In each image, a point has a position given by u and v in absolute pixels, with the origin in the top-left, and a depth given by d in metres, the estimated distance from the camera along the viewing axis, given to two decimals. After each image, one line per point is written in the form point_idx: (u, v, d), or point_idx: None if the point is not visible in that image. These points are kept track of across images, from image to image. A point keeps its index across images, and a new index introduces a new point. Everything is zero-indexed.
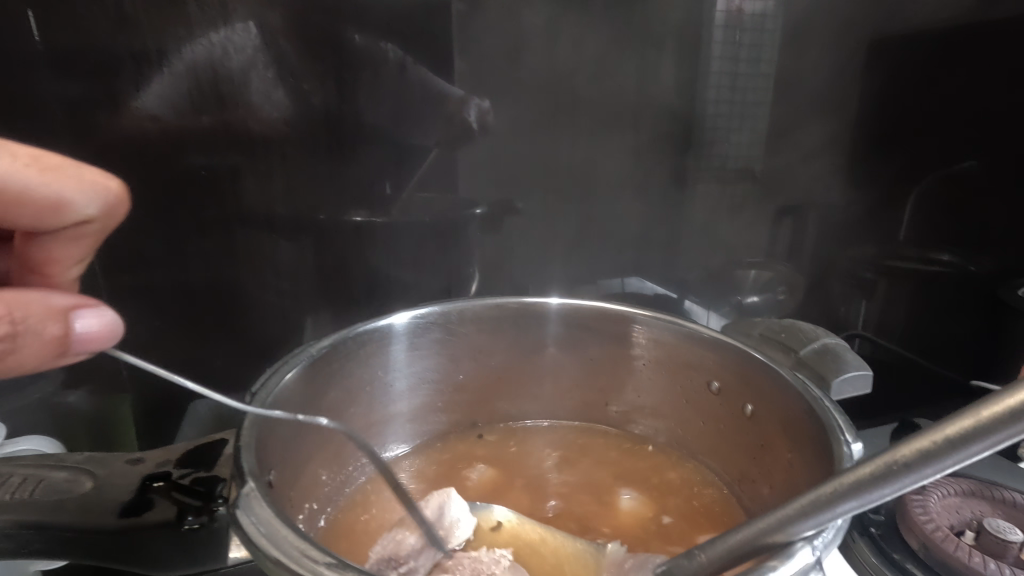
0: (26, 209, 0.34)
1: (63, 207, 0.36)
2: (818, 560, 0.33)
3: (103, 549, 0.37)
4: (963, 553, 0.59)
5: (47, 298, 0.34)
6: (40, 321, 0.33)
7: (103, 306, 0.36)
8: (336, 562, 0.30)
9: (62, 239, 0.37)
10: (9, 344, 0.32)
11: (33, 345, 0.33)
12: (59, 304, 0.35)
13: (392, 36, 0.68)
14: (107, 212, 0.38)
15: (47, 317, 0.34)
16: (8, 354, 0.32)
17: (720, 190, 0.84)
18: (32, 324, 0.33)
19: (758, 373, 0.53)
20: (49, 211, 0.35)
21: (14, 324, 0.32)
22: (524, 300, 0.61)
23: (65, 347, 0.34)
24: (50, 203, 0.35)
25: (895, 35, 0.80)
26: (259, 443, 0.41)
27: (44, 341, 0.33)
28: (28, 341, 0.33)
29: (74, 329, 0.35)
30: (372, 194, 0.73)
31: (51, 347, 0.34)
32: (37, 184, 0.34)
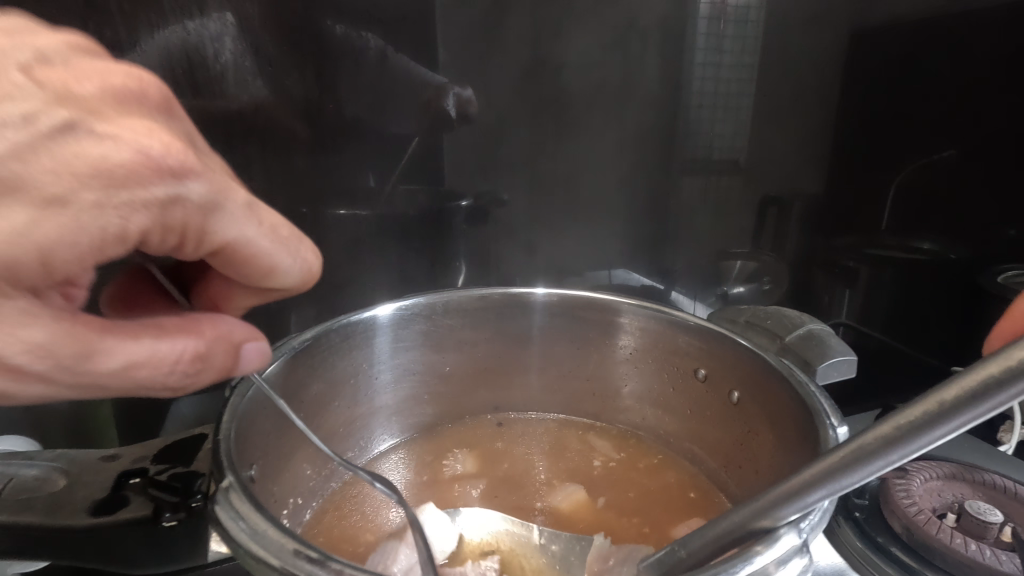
0: (245, 268, 0.33)
1: (274, 276, 0.34)
2: (806, 542, 0.33)
3: (72, 549, 0.36)
4: (945, 534, 0.60)
5: (224, 323, 0.35)
6: (219, 355, 0.34)
7: (266, 341, 0.37)
8: (319, 557, 0.30)
9: (254, 291, 0.36)
10: (193, 375, 0.33)
11: (205, 375, 0.34)
12: (235, 337, 0.35)
13: (373, 27, 0.67)
14: (302, 284, 0.35)
15: (223, 354, 0.34)
16: (190, 383, 0.33)
17: (705, 181, 0.84)
18: (213, 357, 0.33)
19: (744, 360, 0.53)
20: (261, 275, 0.33)
21: (202, 357, 0.33)
22: (509, 291, 0.60)
23: (227, 374, 0.35)
24: (262, 268, 0.33)
25: (877, 25, 0.81)
26: (238, 437, 0.40)
27: (213, 370, 0.34)
28: (208, 372, 0.34)
29: (237, 360, 0.35)
30: (354, 187, 0.72)
31: (217, 375, 0.34)
32: (267, 251, 0.32)
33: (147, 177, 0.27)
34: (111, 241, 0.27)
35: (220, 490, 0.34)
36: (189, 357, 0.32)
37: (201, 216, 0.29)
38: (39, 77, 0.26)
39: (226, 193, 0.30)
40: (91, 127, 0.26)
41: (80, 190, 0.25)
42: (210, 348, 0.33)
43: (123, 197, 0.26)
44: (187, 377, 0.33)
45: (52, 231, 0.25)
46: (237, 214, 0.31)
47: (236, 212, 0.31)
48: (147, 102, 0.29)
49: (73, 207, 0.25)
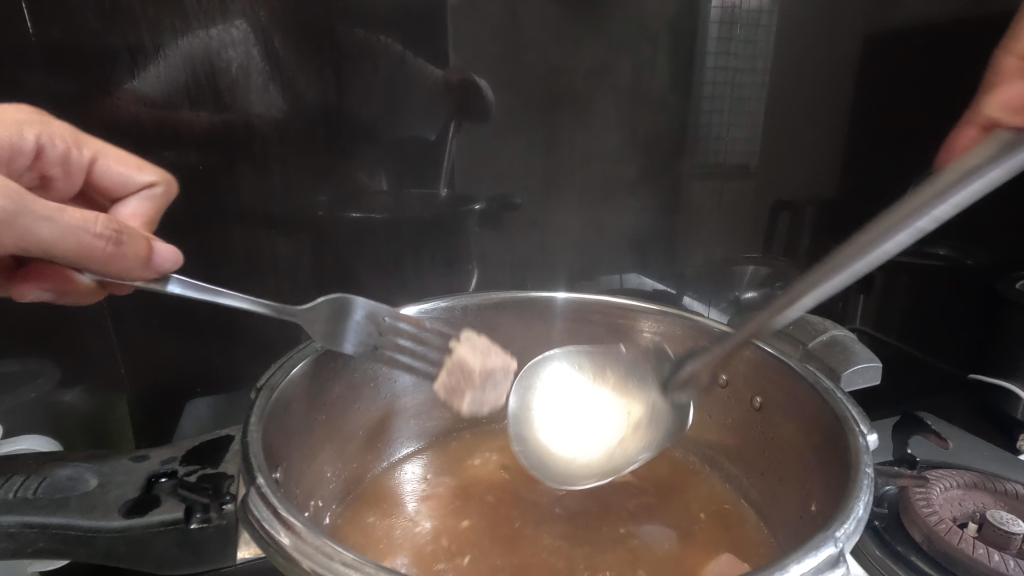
0: (117, 172, 0.53)
1: (142, 174, 0.55)
2: (842, 552, 0.32)
3: (103, 548, 0.36)
4: (967, 545, 0.59)
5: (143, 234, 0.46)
6: (133, 235, 0.44)
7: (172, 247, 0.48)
8: (352, 557, 0.29)
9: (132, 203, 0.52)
10: (117, 239, 0.43)
11: (125, 248, 0.43)
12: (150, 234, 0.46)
13: (390, 30, 0.67)
14: (167, 188, 0.56)
15: (137, 236, 0.45)
16: (118, 245, 0.43)
17: (719, 185, 0.84)
18: (128, 233, 0.44)
19: (766, 365, 0.53)
20: (130, 168, 0.54)
21: (119, 228, 0.44)
22: (530, 294, 0.61)
23: (149, 259, 0.45)
24: (128, 167, 0.54)
25: (890, 29, 0.81)
26: (266, 438, 0.41)
27: (130, 254, 0.44)
28: (130, 240, 0.44)
29: (155, 249, 0.46)
30: (372, 190, 0.73)
31: (139, 254, 0.44)
32: (127, 168, 0.54)
33: (20, 115, 0.48)
34: (8, 144, 0.46)
35: (252, 492, 0.34)
36: (109, 222, 0.43)
37: (70, 135, 0.50)
38: None
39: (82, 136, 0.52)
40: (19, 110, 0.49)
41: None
42: (129, 233, 0.44)
43: (14, 116, 0.47)
44: (99, 243, 0.42)
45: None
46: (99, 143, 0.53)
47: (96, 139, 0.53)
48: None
49: (7, 121, 0.47)
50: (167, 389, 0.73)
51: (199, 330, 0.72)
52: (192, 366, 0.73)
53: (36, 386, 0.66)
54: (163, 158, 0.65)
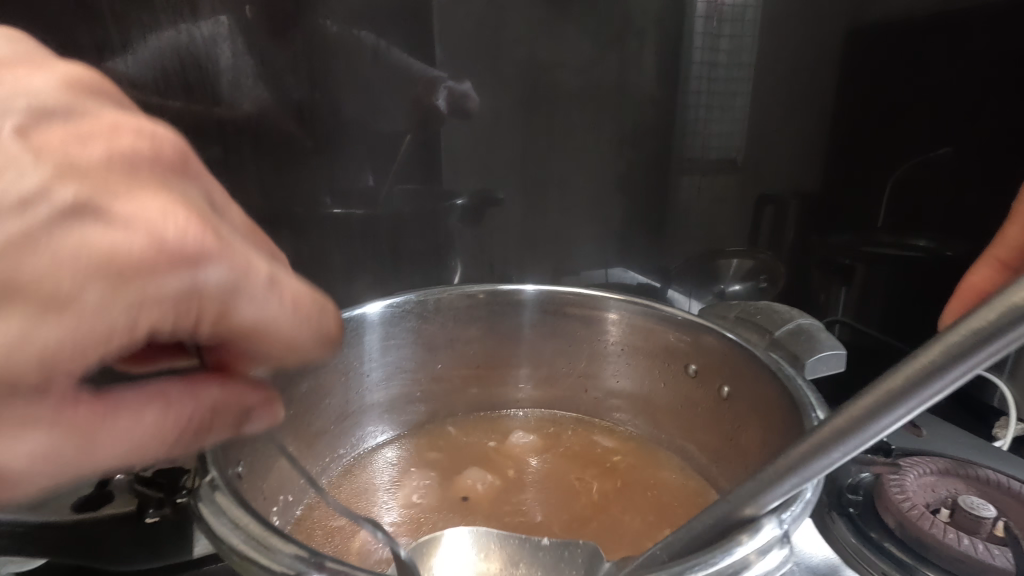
0: (257, 346, 0.28)
1: (291, 354, 0.29)
2: (786, 534, 0.33)
3: (57, 544, 0.36)
4: (938, 530, 0.60)
5: (220, 413, 0.30)
6: (225, 419, 0.30)
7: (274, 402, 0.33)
8: (298, 550, 0.30)
9: (268, 353, 0.30)
10: (197, 436, 0.29)
11: (211, 441, 0.30)
12: (245, 405, 0.31)
13: (368, 25, 0.67)
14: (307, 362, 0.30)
15: (228, 413, 0.30)
16: (196, 444, 0.29)
17: (701, 179, 0.84)
18: (219, 423, 0.30)
19: (733, 354, 0.53)
20: (280, 352, 0.28)
21: (206, 424, 0.29)
22: (498, 287, 0.61)
23: (235, 433, 0.31)
24: (280, 343, 0.28)
25: (868, 22, 0.81)
26: (220, 433, 0.40)
27: (213, 440, 0.30)
28: (216, 434, 0.30)
29: (244, 422, 0.32)
30: (351, 186, 0.72)
31: (224, 437, 0.30)
32: (294, 338, 0.28)
33: (161, 265, 0.23)
34: (124, 326, 0.23)
35: (203, 486, 0.34)
36: (194, 427, 0.28)
37: (219, 299, 0.25)
38: (36, 141, 0.23)
39: (213, 244, 0.24)
40: (103, 209, 0.22)
41: (82, 287, 0.22)
42: (217, 423, 0.29)
43: (99, 259, 0.22)
44: (187, 449, 0.29)
45: (58, 337, 0.22)
46: (258, 291, 0.26)
47: (257, 289, 0.26)
48: (157, 162, 0.25)
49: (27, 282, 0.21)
50: None
51: None
52: None
53: None
54: None
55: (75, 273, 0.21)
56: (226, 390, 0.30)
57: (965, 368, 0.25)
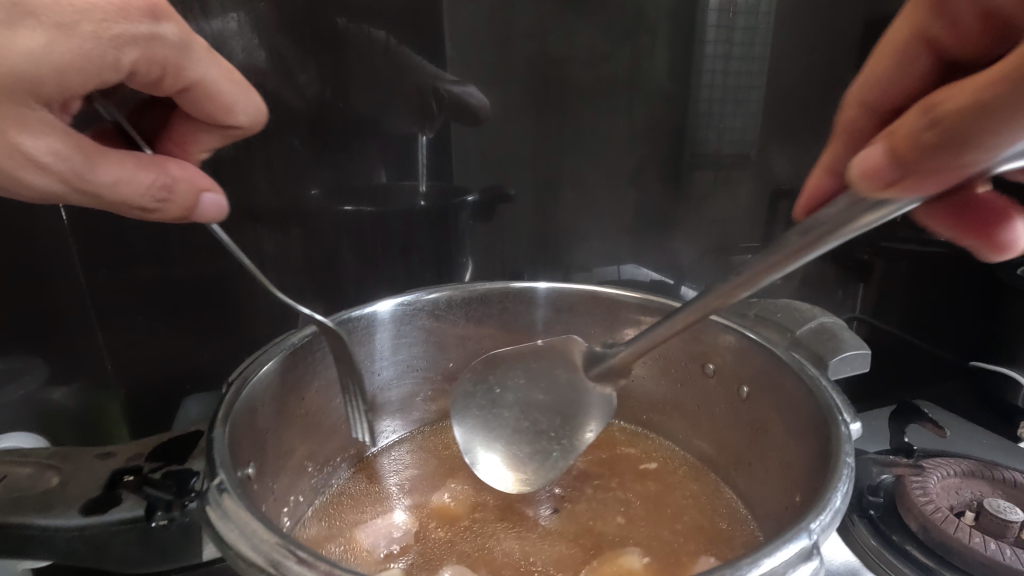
0: (208, 107, 0.41)
1: (230, 118, 0.42)
2: (816, 545, 0.32)
3: (63, 546, 0.35)
4: (964, 534, 0.58)
5: (178, 183, 0.41)
6: (185, 187, 0.41)
7: (220, 192, 0.44)
8: (307, 557, 0.29)
9: (214, 130, 0.44)
10: (165, 197, 0.40)
11: (172, 208, 0.41)
12: (199, 183, 0.42)
13: (378, 20, 0.66)
14: (245, 132, 0.44)
15: (186, 193, 0.41)
16: (160, 209, 0.41)
17: (715, 174, 0.83)
18: (181, 182, 0.41)
19: (753, 353, 0.52)
20: (220, 110, 0.41)
21: (167, 186, 0.40)
22: (513, 285, 0.60)
23: (188, 216, 0.42)
24: (222, 107, 0.41)
25: (887, 13, 0.79)
26: (234, 435, 0.40)
27: (176, 210, 0.41)
28: (173, 205, 0.41)
29: (196, 206, 0.42)
30: (361, 183, 0.71)
31: (179, 212, 0.42)
32: (229, 88, 0.41)
33: (134, 14, 0.35)
34: (108, 58, 0.35)
35: (212, 488, 0.33)
36: (156, 187, 0.40)
37: (177, 54, 0.38)
38: None
39: (194, 37, 0.39)
40: None
41: (80, 22, 0.34)
42: (178, 184, 0.41)
43: (120, 27, 0.35)
44: (157, 205, 0.40)
45: (68, 50, 0.34)
46: (202, 57, 0.39)
47: (203, 55, 0.39)
48: None
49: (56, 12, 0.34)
50: (159, 385, 0.72)
51: (190, 326, 0.71)
52: (184, 362, 0.72)
53: (24, 384, 0.65)
54: None
55: (86, 17, 0.34)
56: (184, 168, 0.41)
57: None
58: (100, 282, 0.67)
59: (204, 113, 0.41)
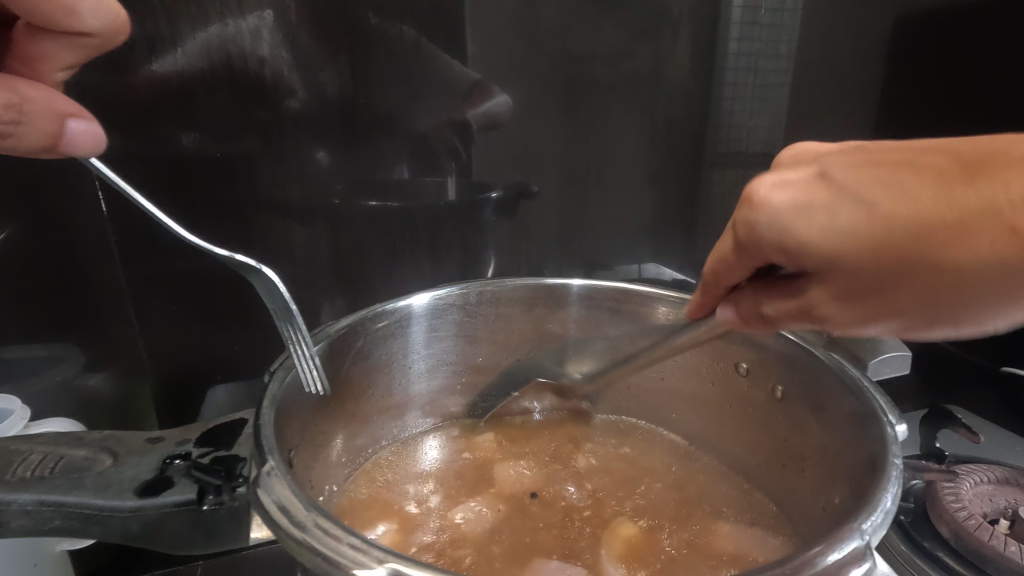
0: (41, 6, 0.35)
1: (79, 24, 0.36)
2: (869, 545, 0.32)
3: (118, 527, 0.36)
4: (998, 541, 0.57)
5: (33, 104, 0.37)
6: (43, 111, 0.38)
7: (93, 119, 0.40)
8: (359, 542, 0.30)
9: (72, 45, 0.38)
10: (17, 116, 0.36)
11: (28, 133, 0.37)
12: (61, 108, 0.39)
13: (406, 17, 0.66)
14: (104, 44, 0.38)
15: (44, 118, 0.38)
16: (12, 135, 0.37)
17: (740, 173, 0.82)
18: (35, 105, 0.37)
19: (788, 352, 0.51)
20: (65, 15, 0.36)
21: (20, 110, 0.37)
22: (544, 281, 0.60)
23: (54, 145, 0.39)
24: (63, 9, 0.36)
25: (918, 12, 0.78)
26: (276, 423, 0.41)
27: (34, 138, 0.38)
28: (29, 131, 0.37)
29: (64, 135, 0.39)
30: (388, 179, 0.72)
31: (41, 139, 0.38)
32: None
33: None
34: None
35: (261, 474, 0.34)
36: (4, 107, 0.36)
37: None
38: None
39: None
40: None
41: None
42: (33, 105, 0.37)
43: None
44: (11, 128, 0.37)
45: None
46: None
47: None
48: None
49: None
50: (189, 374, 0.74)
51: (220, 317, 0.72)
52: (214, 352, 0.73)
53: (62, 369, 0.67)
54: (181, 147, 0.65)
55: None
56: (35, 88, 0.37)
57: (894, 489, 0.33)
58: (137, 274, 0.68)
59: (44, 18, 0.35)
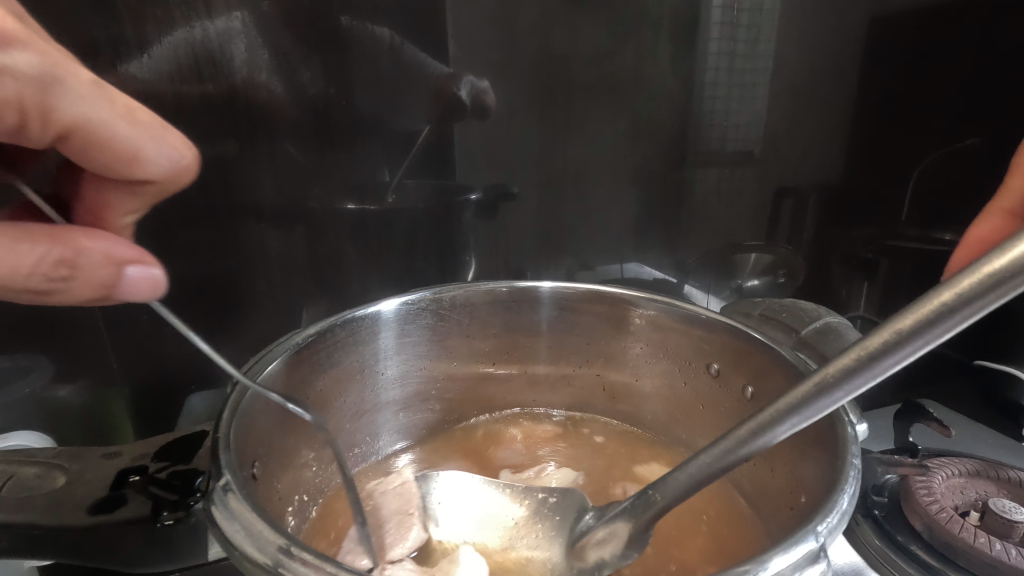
0: (104, 159, 0.33)
1: (139, 171, 0.34)
2: (823, 547, 0.32)
3: (69, 547, 0.36)
4: (968, 533, 0.58)
5: (83, 255, 0.34)
6: (96, 265, 0.34)
7: (155, 263, 0.36)
8: (313, 559, 0.29)
9: (131, 194, 0.36)
10: (69, 270, 0.33)
11: (78, 287, 0.34)
12: (118, 255, 0.35)
13: (382, 19, 0.66)
14: (166, 188, 0.36)
15: (96, 266, 0.34)
16: (61, 290, 0.34)
17: (718, 173, 0.83)
18: (87, 260, 0.34)
19: (756, 353, 0.52)
20: (126, 164, 0.33)
21: (72, 265, 0.33)
22: (517, 284, 0.60)
23: (109, 294, 0.35)
24: (125, 160, 0.33)
25: (892, 12, 0.79)
26: (239, 436, 0.40)
27: (83, 292, 0.34)
28: (80, 283, 0.34)
29: (121, 283, 0.35)
30: (365, 183, 0.71)
31: (95, 291, 0.34)
32: (135, 137, 0.33)
33: None
34: None
35: (217, 489, 0.34)
36: (52, 264, 0.33)
37: (38, 91, 0.29)
38: None
39: (72, 69, 0.30)
40: None
41: None
42: (87, 258, 0.34)
43: None
44: (58, 284, 0.33)
45: None
46: (83, 91, 0.30)
47: (83, 90, 0.30)
48: None
49: None
50: (163, 383, 0.72)
51: (194, 326, 0.71)
52: (187, 361, 0.72)
53: (29, 381, 0.65)
54: None
55: None
56: (93, 238, 0.34)
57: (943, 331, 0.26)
58: None
59: (104, 168, 0.33)
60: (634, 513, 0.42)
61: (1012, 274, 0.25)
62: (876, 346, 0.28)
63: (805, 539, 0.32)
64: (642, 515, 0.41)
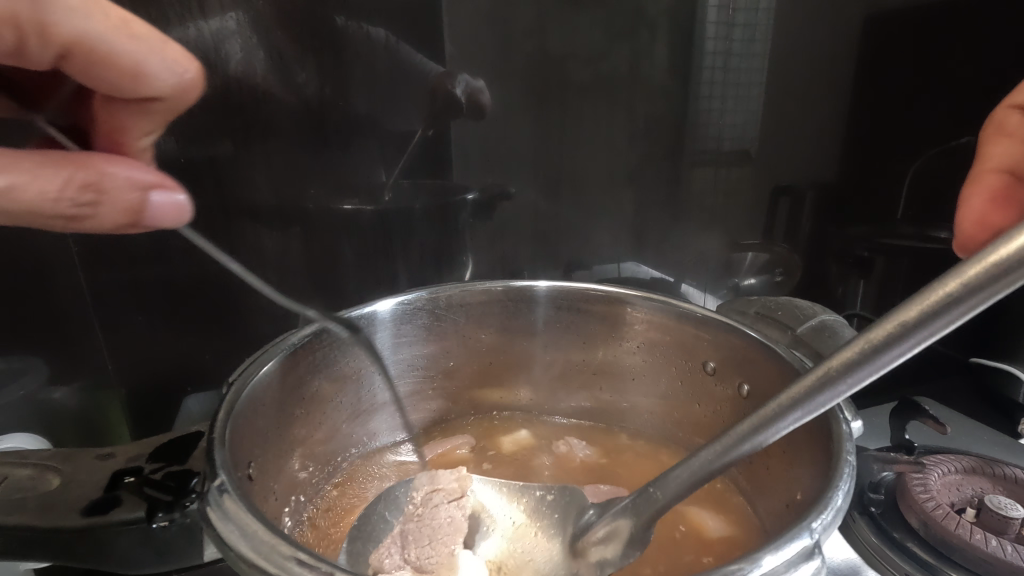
0: (110, 76, 0.34)
1: (146, 89, 0.35)
2: (817, 543, 0.32)
3: (62, 548, 0.36)
4: (964, 530, 0.58)
5: (108, 179, 0.36)
6: (122, 191, 0.36)
7: (176, 188, 0.39)
8: (308, 558, 0.29)
9: (141, 113, 0.37)
10: (95, 197, 0.36)
11: (106, 211, 0.36)
12: (141, 181, 0.37)
13: (378, 19, 0.65)
14: (175, 104, 0.37)
15: (122, 192, 0.36)
16: (90, 217, 0.36)
17: (714, 172, 0.83)
18: (114, 190, 0.36)
19: (752, 351, 0.52)
20: (131, 82, 0.34)
21: (99, 192, 0.36)
22: (513, 283, 0.60)
23: (136, 220, 0.38)
24: (131, 77, 0.34)
25: (888, 11, 0.79)
26: (234, 437, 0.40)
27: (111, 217, 0.37)
28: (107, 209, 0.36)
29: (148, 210, 0.38)
30: (362, 183, 0.71)
31: (122, 215, 0.37)
32: (136, 52, 0.34)
33: None
34: None
35: (213, 489, 0.34)
36: (79, 190, 0.35)
37: (30, 5, 0.30)
38: None
39: None
40: None
41: None
42: (113, 185, 0.36)
43: None
44: (87, 210, 0.36)
45: None
46: (74, 6, 0.31)
47: (72, 1, 0.31)
48: None
49: None
50: (158, 384, 0.72)
51: (190, 327, 0.71)
52: (183, 362, 0.72)
53: (24, 383, 0.65)
54: None
55: None
56: (116, 165, 0.36)
57: (941, 323, 0.27)
58: (100, 285, 0.66)
59: (111, 88, 0.34)
60: (635, 510, 0.42)
61: (1011, 264, 0.25)
62: (879, 338, 0.28)
63: (800, 537, 0.32)
64: (642, 513, 0.41)
